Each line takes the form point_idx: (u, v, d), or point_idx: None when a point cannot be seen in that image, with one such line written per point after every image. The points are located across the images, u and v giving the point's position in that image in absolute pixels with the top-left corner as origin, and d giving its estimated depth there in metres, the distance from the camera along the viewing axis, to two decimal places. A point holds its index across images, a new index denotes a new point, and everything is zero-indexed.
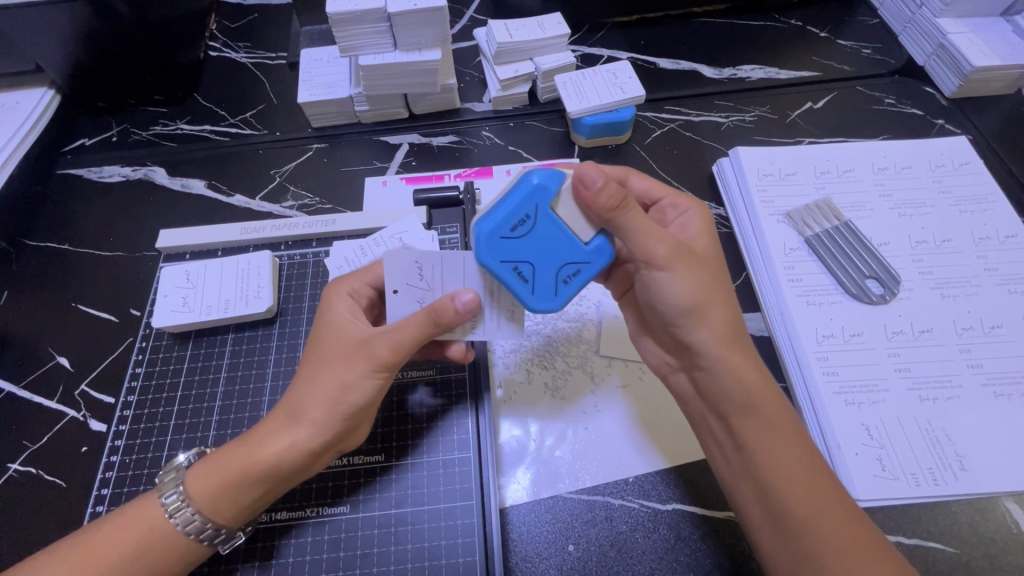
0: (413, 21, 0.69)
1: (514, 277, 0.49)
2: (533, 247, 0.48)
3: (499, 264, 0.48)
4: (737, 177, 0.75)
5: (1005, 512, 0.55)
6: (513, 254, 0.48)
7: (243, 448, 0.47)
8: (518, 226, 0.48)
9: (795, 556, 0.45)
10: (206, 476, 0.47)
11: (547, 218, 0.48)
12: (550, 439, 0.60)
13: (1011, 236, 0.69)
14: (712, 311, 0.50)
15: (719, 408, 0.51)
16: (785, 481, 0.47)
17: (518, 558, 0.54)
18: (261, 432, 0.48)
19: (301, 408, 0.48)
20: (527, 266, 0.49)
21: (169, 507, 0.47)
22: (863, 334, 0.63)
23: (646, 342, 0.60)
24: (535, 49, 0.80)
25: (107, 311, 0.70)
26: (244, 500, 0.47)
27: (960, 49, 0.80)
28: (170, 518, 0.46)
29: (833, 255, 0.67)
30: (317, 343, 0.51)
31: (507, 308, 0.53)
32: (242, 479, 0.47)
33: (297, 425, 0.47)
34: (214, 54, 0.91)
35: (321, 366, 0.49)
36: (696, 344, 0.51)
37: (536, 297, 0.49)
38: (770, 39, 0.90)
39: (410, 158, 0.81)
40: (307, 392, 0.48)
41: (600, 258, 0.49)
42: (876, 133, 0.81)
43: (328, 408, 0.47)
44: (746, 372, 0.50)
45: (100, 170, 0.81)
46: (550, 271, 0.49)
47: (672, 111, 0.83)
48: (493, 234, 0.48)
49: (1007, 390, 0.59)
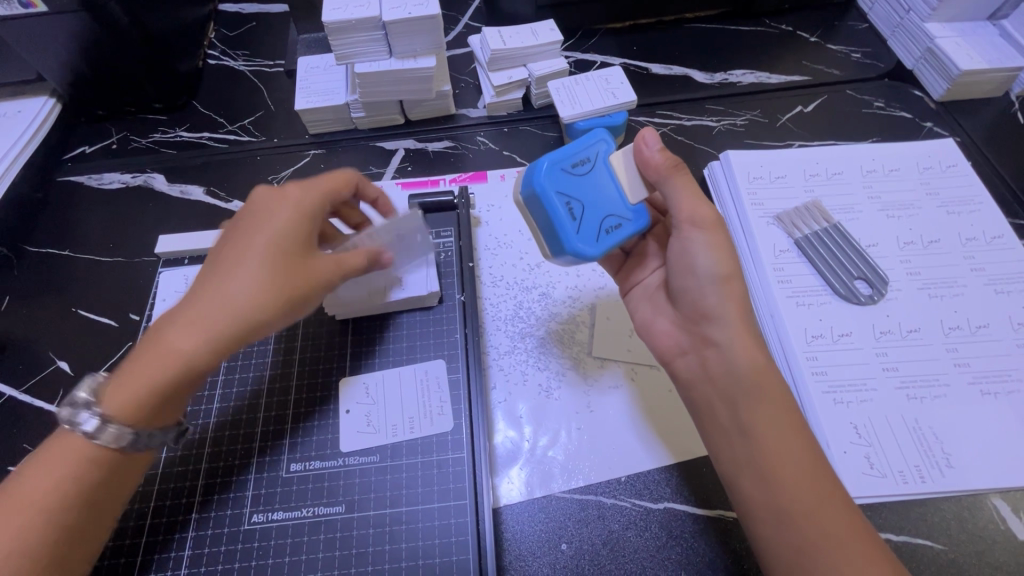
0: (407, 29, 0.70)
1: (564, 211, 0.52)
2: (587, 187, 0.53)
3: (555, 194, 0.52)
4: (728, 181, 0.76)
5: (993, 509, 0.56)
6: (569, 190, 0.53)
7: (163, 353, 0.45)
8: (577, 168, 0.53)
9: (798, 541, 0.45)
10: (128, 387, 0.45)
11: (604, 168, 0.55)
12: (544, 438, 0.61)
13: (998, 237, 0.70)
14: (738, 284, 0.54)
15: (728, 391, 0.52)
16: (791, 465, 0.48)
17: (511, 558, 0.55)
18: (187, 323, 0.46)
19: (233, 294, 0.47)
20: (578, 205, 0.52)
21: (89, 431, 0.45)
22: (853, 333, 0.64)
23: (656, 326, 0.60)
24: (528, 56, 0.81)
25: (106, 316, 0.71)
26: (167, 399, 0.47)
27: (947, 54, 0.81)
28: (93, 440, 0.45)
29: (822, 256, 0.68)
30: (256, 236, 0.50)
31: (437, 404, 0.61)
32: (164, 381, 0.46)
33: (225, 322, 0.46)
34: (213, 62, 0.92)
35: (254, 262, 0.48)
36: (717, 318, 0.53)
37: (578, 235, 0.52)
38: (761, 44, 0.92)
39: (405, 163, 0.82)
40: (243, 282, 0.47)
41: (642, 219, 0.54)
42: (865, 136, 0.82)
43: (258, 302, 0.47)
44: (758, 355, 0.52)
45: (100, 178, 0.82)
46: (595, 214, 0.53)
47: (664, 115, 0.85)
48: (555, 166, 0.53)
49: (993, 389, 0.60)
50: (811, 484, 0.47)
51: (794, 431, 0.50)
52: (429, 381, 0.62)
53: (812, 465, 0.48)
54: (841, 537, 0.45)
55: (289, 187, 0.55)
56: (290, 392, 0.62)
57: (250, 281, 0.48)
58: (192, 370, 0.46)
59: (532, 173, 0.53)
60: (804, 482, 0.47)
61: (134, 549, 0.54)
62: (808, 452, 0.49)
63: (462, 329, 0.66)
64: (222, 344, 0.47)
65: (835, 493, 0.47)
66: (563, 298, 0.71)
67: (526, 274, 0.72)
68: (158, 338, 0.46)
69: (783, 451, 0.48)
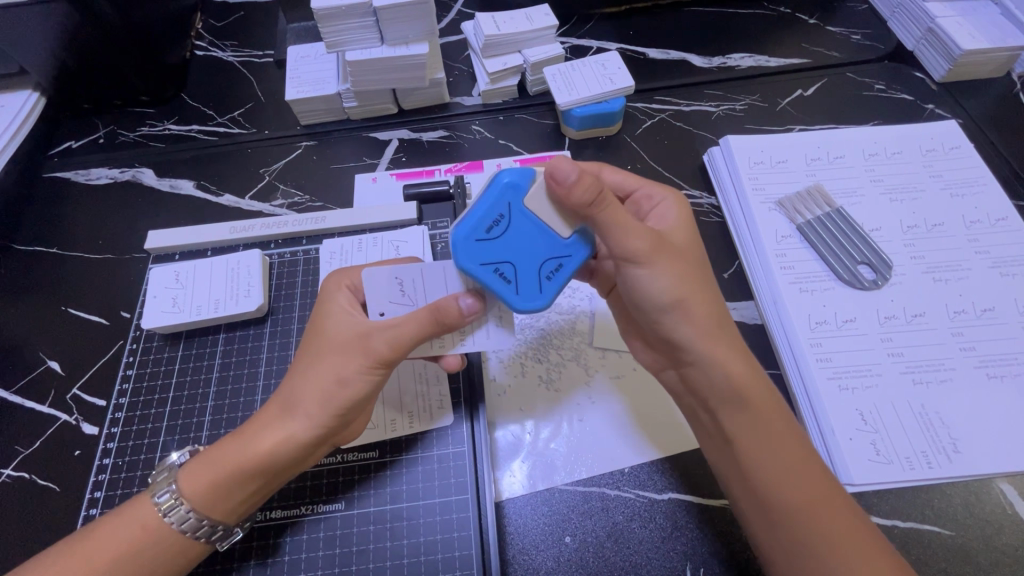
0: (399, 14, 0.68)
1: (496, 279, 0.47)
2: (512, 245, 0.47)
3: (481, 268, 0.47)
4: (729, 166, 0.74)
5: (999, 493, 0.56)
6: (494, 254, 0.47)
7: (242, 447, 0.47)
8: (492, 229, 0.46)
9: (787, 550, 0.46)
10: (200, 474, 0.47)
11: (520, 214, 0.47)
12: (545, 432, 0.60)
13: (1002, 219, 0.69)
14: (696, 304, 0.49)
15: (707, 402, 0.51)
16: (770, 473, 0.47)
17: (515, 551, 0.54)
18: (262, 426, 0.48)
19: (296, 402, 0.48)
20: (508, 266, 0.47)
21: (161, 506, 0.47)
22: (857, 320, 0.63)
23: (633, 342, 0.60)
24: (523, 41, 0.79)
25: (97, 314, 0.69)
26: (238, 496, 0.48)
27: (949, 33, 0.80)
28: (162, 516, 0.46)
29: (825, 241, 0.67)
30: (313, 340, 0.51)
31: (438, 398, 0.60)
32: (239, 477, 0.47)
33: (294, 418, 0.48)
34: (201, 53, 0.90)
35: (312, 362, 0.49)
36: (681, 339, 0.50)
37: (520, 296, 0.47)
38: (760, 27, 0.90)
39: (400, 154, 0.80)
40: (303, 385, 0.48)
41: (579, 249, 0.47)
42: (866, 119, 0.81)
43: (324, 404, 0.48)
44: (729, 369, 0.49)
45: (88, 173, 0.80)
46: (531, 267, 0.47)
47: (662, 101, 0.83)
48: (470, 237, 0.46)
49: (1000, 372, 0.59)
50: (798, 484, 0.46)
51: (780, 443, 0.48)
52: (427, 377, 0.61)
53: (799, 461, 0.47)
54: (832, 537, 0.45)
55: (341, 283, 0.53)
56: None
57: (310, 385, 0.48)
58: (264, 470, 0.47)
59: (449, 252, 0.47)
60: (791, 487, 0.46)
61: None
62: (795, 451, 0.48)
63: None
64: (294, 444, 0.47)
65: (828, 488, 0.47)
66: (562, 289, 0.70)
67: None
68: (236, 440, 0.48)
69: (767, 452, 0.48)
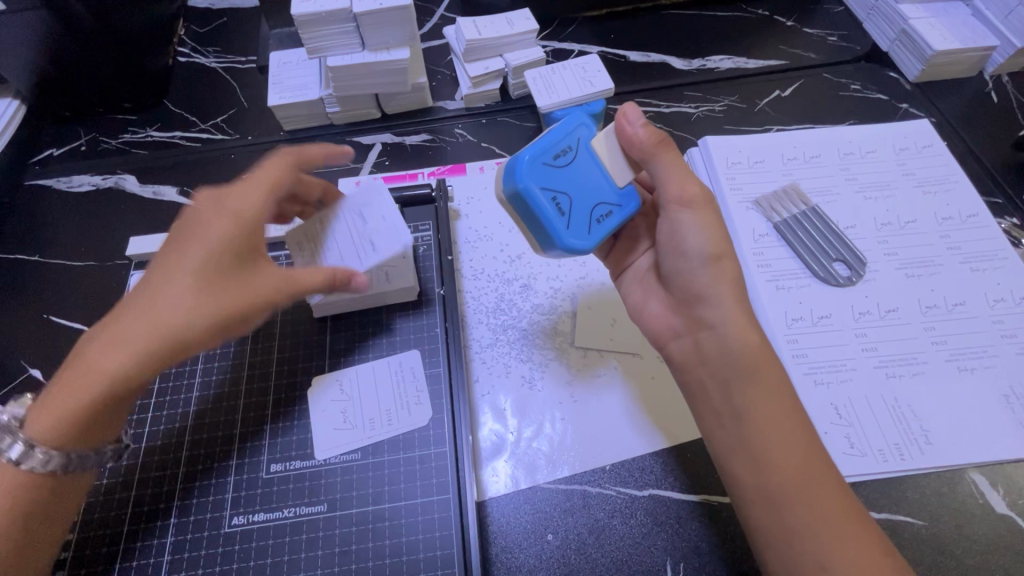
0: (379, 20, 0.69)
1: (552, 208, 0.50)
2: (572, 180, 0.52)
3: (539, 192, 0.50)
4: (707, 164, 0.76)
5: (972, 483, 0.56)
6: (554, 184, 0.51)
7: (93, 364, 0.45)
8: (559, 157, 0.52)
9: (785, 530, 0.46)
10: (56, 405, 0.46)
11: (585, 154, 0.53)
12: (529, 430, 0.61)
13: (973, 215, 0.71)
14: (731, 265, 0.53)
15: (722, 373, 0.52)
16: (777, 446, 0.48)
17: (498, 549, 0.55)
18: (111, 334, 0.46)
19: (167, 323, 0.45)
20: (564, 199, 0.51)
21: (14, 458, 0.45)
22: (832, 316, 0.64)
23: (649, 310, 0.60)
24: (504, 45, 0.80)
25: (80, 322, 0.69)
26: (86, 418, 0.46)
27: (921, 34, 0.81)
28: (19, 465, 0.46)
29: (801, 239, 0.69)
30: (192, 251, 0.48)
31: (413, 396, 0.60)
32: (95, 397, 0.45)
33: (165, 339, 0.45)
34: (183, 59, 0.90)
35: (173, 275, 0.47)
36: (711, 297, 0.53)
37: (569, 230, 0.51)
38: (738, 30, 0.91)
39: (383, 158, 0.81)
40: (178, 307, 0.46)
41: (631, 202, 0.53)
42: (842, 119, 0.83)
43: (202, 329, 0.46)
44: (752, 338, 0.51)
45: (69, 180, 0.80)
46: (585, 204, 0.52)
47: (643, 103, 0.84)
48: (537, 161, 0.51)
49: (969, 364, 0.61)
50: (801, 463, 0.48)
51: (790, 422, 0.49)
52: (403, 373, 0.61)
53: (806, 445, 0.48)
54: (829, 516, 0.46)
55: (231, 200, 0.51)
56: (267, 393, 0.61)
57: (186, 303, 0.46)
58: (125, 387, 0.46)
59: (514, 172, 0.51)
60: (796, 463, 0.47)
61: (112, 558, 0.53)
62: (802, 430, 0.49)
63: (441, 324, 0.65)
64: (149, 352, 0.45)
65: (827, 469, 0.48)
66: (545, 289, 0.70)
67: (507, 267, 0.72)
68: (82, 352, 0.46)
69: (778, 429, 0.49)
